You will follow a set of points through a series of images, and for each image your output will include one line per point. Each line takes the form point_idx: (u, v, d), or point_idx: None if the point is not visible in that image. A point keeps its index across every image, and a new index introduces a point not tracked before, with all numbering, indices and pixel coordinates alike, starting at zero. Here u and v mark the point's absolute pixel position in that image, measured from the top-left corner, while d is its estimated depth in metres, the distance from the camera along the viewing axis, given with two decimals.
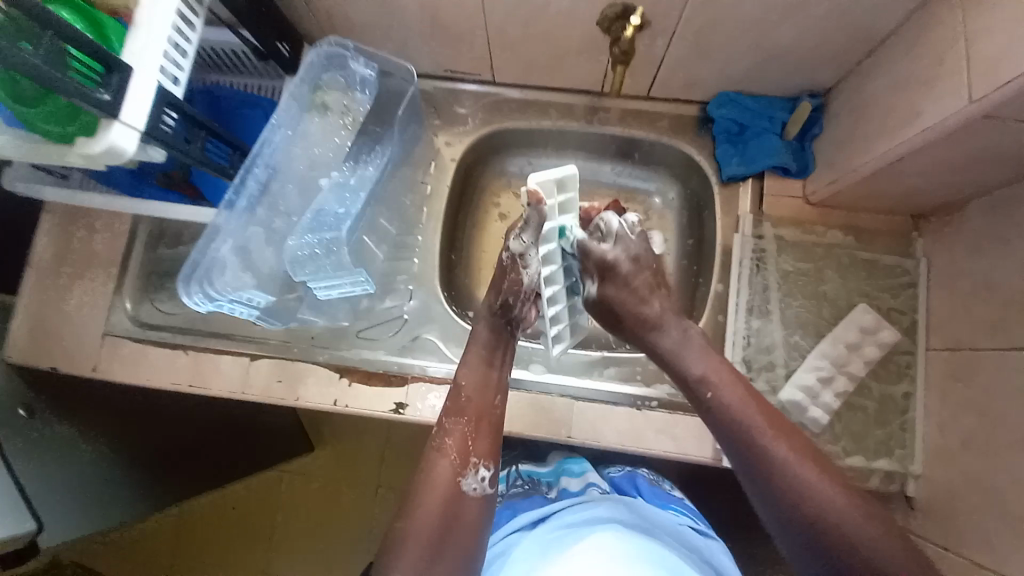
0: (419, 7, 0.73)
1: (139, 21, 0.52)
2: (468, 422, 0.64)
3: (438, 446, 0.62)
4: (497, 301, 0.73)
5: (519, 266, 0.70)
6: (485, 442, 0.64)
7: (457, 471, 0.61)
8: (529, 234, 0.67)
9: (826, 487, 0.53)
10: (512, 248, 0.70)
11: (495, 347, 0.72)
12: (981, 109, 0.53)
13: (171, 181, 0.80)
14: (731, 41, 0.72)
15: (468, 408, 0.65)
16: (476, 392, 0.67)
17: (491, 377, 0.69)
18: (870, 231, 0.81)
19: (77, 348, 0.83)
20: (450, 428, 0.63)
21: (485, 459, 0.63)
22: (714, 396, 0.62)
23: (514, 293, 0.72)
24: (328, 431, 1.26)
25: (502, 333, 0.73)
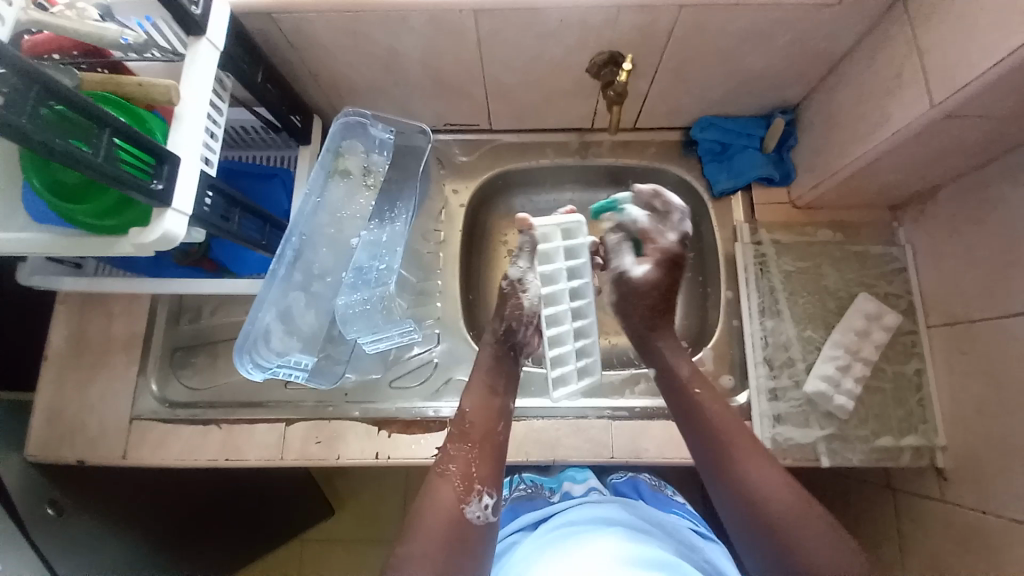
0: (423, 73, 0.79)
1: (181, 116, 0.55)
2: (472, 447, 0.66)
3: (443, 472, 0.64)
4: (502, 327, 0.75)
5: (519, 290, 0.75)
6: (489, 468, 0.65)
7: (461, 497, 0.62)
8: (525, 259, 0.76)
9: (778, 485, 0.59)
10: (511, 274, 0.76)
11: (496, 374, 0.73)
12: (942, 110, 0.61)
13: (191, 258, 0.79)
14: (708, 74, 0.80)
15: (472, 432, 0.67)
16: (480, 417, 0.68)
17: (495, 402, 0.70)
18: (856, 226, 0.88)
19: (103, 436, 0.81)
20: (455, 454, 0.65)
21: (489, 485, 0.64)
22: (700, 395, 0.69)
23: (518, 317, 0.75)
24: (347, 491, 1.22)
25: (506, 356, 0.75)
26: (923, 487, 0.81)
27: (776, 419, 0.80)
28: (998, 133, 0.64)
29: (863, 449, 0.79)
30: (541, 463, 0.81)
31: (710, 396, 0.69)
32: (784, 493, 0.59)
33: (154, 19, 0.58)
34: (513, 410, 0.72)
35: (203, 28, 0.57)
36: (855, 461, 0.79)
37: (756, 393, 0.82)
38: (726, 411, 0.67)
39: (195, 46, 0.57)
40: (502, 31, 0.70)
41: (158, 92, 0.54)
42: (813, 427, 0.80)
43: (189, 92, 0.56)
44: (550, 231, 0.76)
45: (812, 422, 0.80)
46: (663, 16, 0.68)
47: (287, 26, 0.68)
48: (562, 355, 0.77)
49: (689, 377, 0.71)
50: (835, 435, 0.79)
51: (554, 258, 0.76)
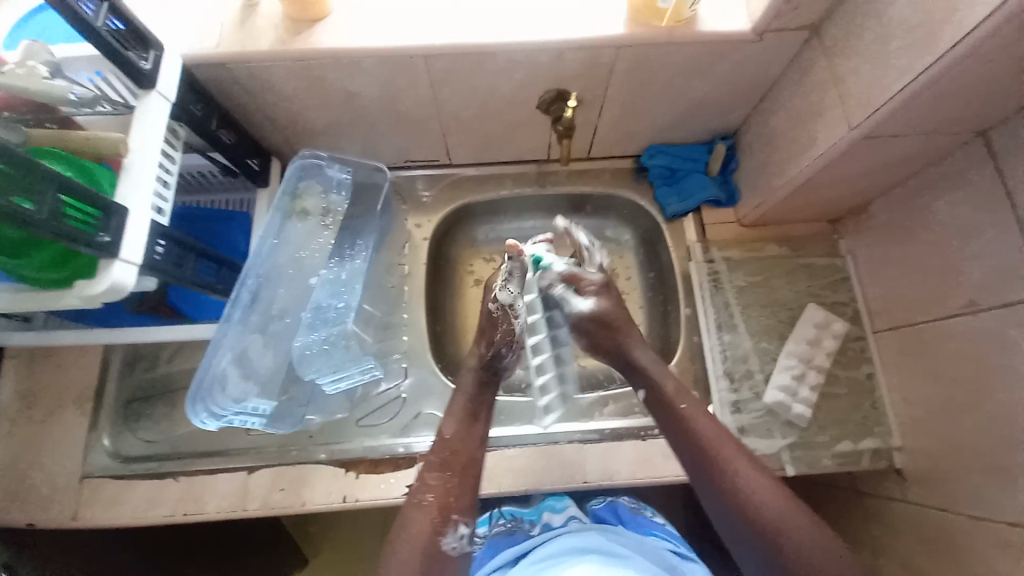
0: (380, 113, 0.81)
1: (131, 166, 0.55)
2: (450, 476, 0.66)
3: (420, 503, 0.63)
4: (489, 352, 0.78)
5: (512, 315, 0.79)
6: (467, 496, 0.65)
7: (438, 528, 0.62)
8: (514, 284, 0.78)
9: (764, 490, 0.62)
10: (501, 299, 0.79)
11: (477, 398, 0.74)
12: (860, 132, 0.66)
13: (147, 305, 0.77)
14: (652, 105, 0.85)
15: (452, 461, 0.67)
16: (460, 444, 0.69)
17: (476, 430, 0.71)
18: (800, 240, 0.93)
19: (53, 497, 0.77)
20: (432, 483, 0.65)
21: (466, 514, 0.64)
22: (688, 412, 0.70)
23: (508, 342, 0.78)
24: (320, 535, 1.18)
25: (490, 381, 0.77)
26: (887, 488, 0.84)
27: (741, 432, 0.82)
28: (913, 150, 0.71)
29: (825, 455, 0.81)
30: (515, 492, 0.80)
31: (704, 412, 0.70)
32: (767, 493, 0.61)
33: (105, 73, 0.62)
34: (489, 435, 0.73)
35: (154, 81, 0.58)
36: (819, 467, 0.81)
37: (720, 406, 0.84)
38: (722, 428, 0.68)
39: (145, 99, 0.58)
40: (454, 73, 0.74)
41: (107, 145, 0.55)
42: (776, 436, 0.82)
43: (138, 142, 0.56)
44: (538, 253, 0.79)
45: (775, 431, 0.82)
46: (604, 55, 0.73)
47: (242, 75, 0.70)
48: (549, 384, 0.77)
49: (675, 390, 0.72)
50: (798, 443, 0.82)
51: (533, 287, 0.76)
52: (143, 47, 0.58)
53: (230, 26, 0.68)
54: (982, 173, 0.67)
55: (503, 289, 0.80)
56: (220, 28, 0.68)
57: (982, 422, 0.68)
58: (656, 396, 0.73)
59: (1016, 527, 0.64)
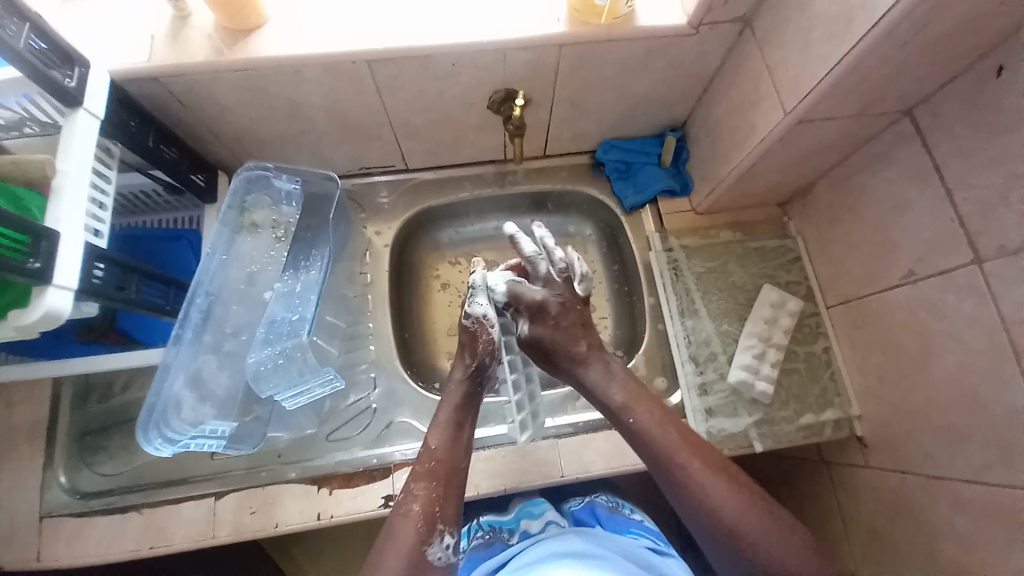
0: (328, 122, 0.80)
1: (60, 189, 0.53)
2: (436, 485, 0.64)
3: (405, 513, 0.62)
4: (474, 363, 0.75)
5: (487, 326, 0.76)
6: (453, 506, 0.64)
7: (423, 538, 0.60)
8: (483, 297, 0.79)
9: (724, 493, 0.60)
10: (473, 313, 0.77)
11: (462, 410, 0.73)
12: (795, 117, 0.69)
13: (95, 332, 0.74)
14: (601, 102, 0.87)
15: (437, 470, 0.65)
16: (446, 454, 0.67)
17: (461, 441, 0.69)
18: (751, 224, 0.97)
19: (3, 544, 0.72)
20: (418, 492, 0.63)
21: (450, 524, 0.62)
22: (635, 420, 0.69)
23: (491, 351, 0.76)
24: (306, 557, 1.14)
25: (474, 397, 0.74)
26: (850, 456, 0.87)
27: (709, 413, 0.84)
28: (845, 132, 0.74)
29: (789, 429, 0.84)
30: (493, 494, 0.80)
31: (657, 414, 0.68)
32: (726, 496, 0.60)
33: (32, 95, 0.57)
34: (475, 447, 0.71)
35: (80, 100, 0.56)
36: (784, 441, 0.83)
37: (687, 391, 0.86)
38: (666, 422, 0.67)
39: (71, 118, 0.56)
40: (399, 78, 0.74)
41: (35, 167, 0.54)
42: (743, 415, 0.84)
43: (67, 164, 0.54)
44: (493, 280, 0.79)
45: (741, 410, 0.85)
46: (547, 55, 0.74)
47: (178, 88, 0.68)
48: (522, 400, 0.84)
49: (622, 404, 0.70)
50: (763, 420, 0.84)
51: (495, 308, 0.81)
52: (66, 66, 0.55)
53: (160, 40, 0.66)
54: (910, 151, 0.70)
55: (473, 305, 0.78)
56: (149, 42, 0.66)
57: (930, 386, 0.72)
58: (609, 407, 0.72)
59: (970, 483, 0.67)
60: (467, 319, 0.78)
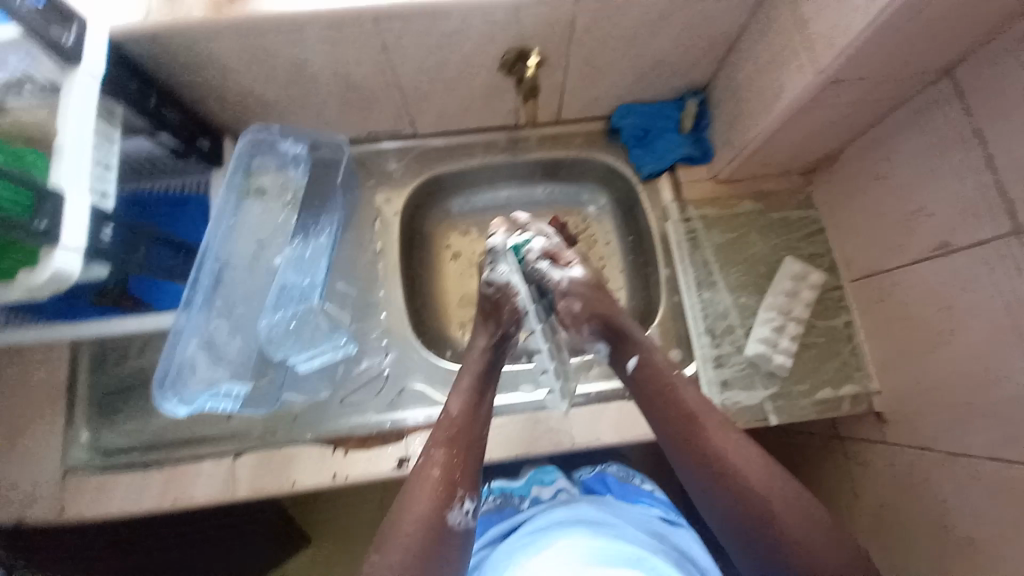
0: (335, 84, 0.77)
1: (61, 148, 0.52)
2: (455, 452, 0.64)
3: (424, 476, 0.62)
4: (497, 333, 0.77)
5: (512, 293, 0.78)
6: (471, 472, 0.64)
7: (443, 502, 0.60)
8: (507, 261, 0.79)
9: (755, 473, 0.61)
10: (495, 281, 0.79)
11: (479, 376, 0.73)
12: (827, 75, 0.65)
13: (109, 298, 0.71)
14: (619, 62, 0.82)
15: (455, 437, 0.66)
16: (466, 422, 0.67)
17: (480, 410, 0.69)
18: (773, 194, 0.93)
19: (28, 501, 0.74)
20: (437, 458, 0.64)
21: (470, 490, 0.63)
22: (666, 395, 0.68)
23: (516, 320, 0.77)
24: (321, 518, 1.17)
25: (491, 370, 0.74)
26: (866, 431, 0.85)
27: (723, 385, 0.83)
28: (881, 92, 0.69)
29: (805, 403, 0.82)
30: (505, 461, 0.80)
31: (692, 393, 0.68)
32: (754, 475, 0.61)
33: (34, 53, 0.52)
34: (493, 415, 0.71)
35: (78, 56, 0.54)
36: (800, 415, 0.82)
37: (702, 362, 0.84)
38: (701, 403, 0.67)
39: (70, 74, 0.54)
40: (407, 36, 0.70)
41: None
42: (758, 388, 0.83)
43: (69, 122, 0.53)
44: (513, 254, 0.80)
45: (757, 383, 0.83)
46: (563, 10, 0.70)
47: (178, 46, 0.66)
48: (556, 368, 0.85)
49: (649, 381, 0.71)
50: (779, 393, 0.83)
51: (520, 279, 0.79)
52: (63, 20, 0.53)
53: None
54: (950, 113, 0.66)
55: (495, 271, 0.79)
56: None
57: (955, 361, 0.69)
58: (631, 379, 0.72)
59: (991, 460, 0.65)
60: (489, 287, 0.80)
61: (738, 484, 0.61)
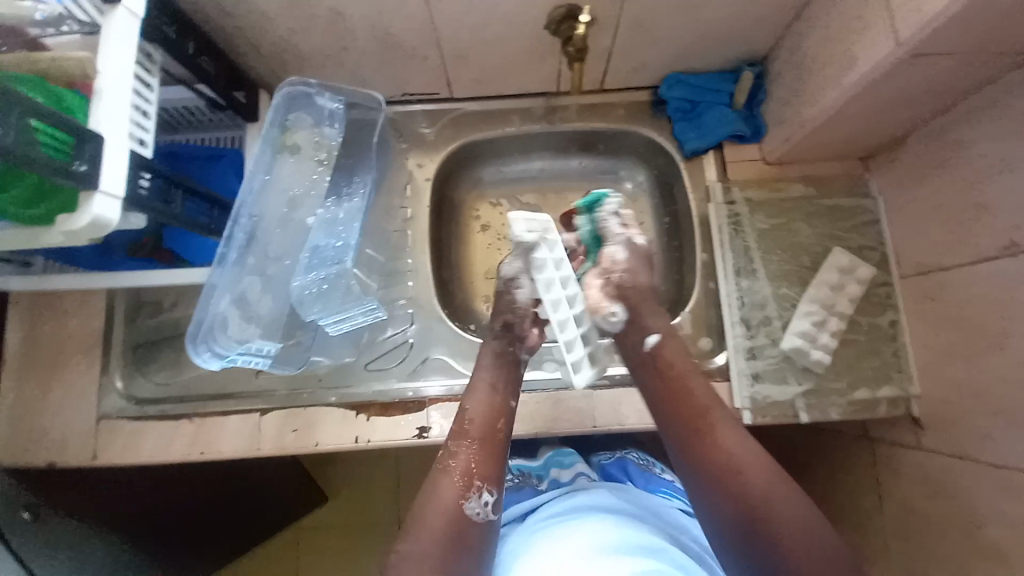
0: (373, 39, 0.74)
1: (101, 91, 0.51)
2: (472, 444, 0.64)
3: (443, 468, 0.62)
4: (498, 323, 0.72)
5: (512, 288, 0.70)
6: (490, 464, 0.63)
7: (462, 494, 0.60)
8: (518, 258, 0.69)
9: (755, 478, 0.58)
10: (502, 271, 0.71)
11: (496, 370, 0.70)
12: (908, 48, 0.59)
13: (145, 250, 0.75)
14: (673, 25, 0.77)
15: (472, 430, 0.65)
16: (483, 414, 0.66)
17: (498, 401, 0.67)
18: (827, 180, 0.87)
19: (67, 440, 0.78)
20: (455, 450, 0.63)
21: (489, 482, 0.62)
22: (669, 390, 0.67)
23: (522, 316, 0.71)
24: (338, 478, 1.20)
25: (505, 354, 0.71)
26: (899, 436, 0.81)
27: (754, 378, 0.80)
28: (965, 71, 0.63)
29: (839, 402, 0.79)
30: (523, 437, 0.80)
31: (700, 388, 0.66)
32: (750, 478, 0.58)
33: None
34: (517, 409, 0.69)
35: None
36: (832, 414, 0.79)
37: (734, 352, 0.81)
38: (707, 400, 0.65)
39: (110, 15, 0.53)
40: None
41: (74, 66, 0.51)
42: (791, 383, 0.80)
43: (106, 64, 0.52)
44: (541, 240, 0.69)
45: (790, 378, 0.80)
46: None
47: None
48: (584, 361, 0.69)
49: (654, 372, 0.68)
50: (813, 390, 0.80)
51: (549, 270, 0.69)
52: None
53: None
54: None
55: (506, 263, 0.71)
56: None
57: (1006, 369, 0.65)
58: (635, 362, 0.70)
59: None
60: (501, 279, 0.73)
61: (732, 478, 0.59)
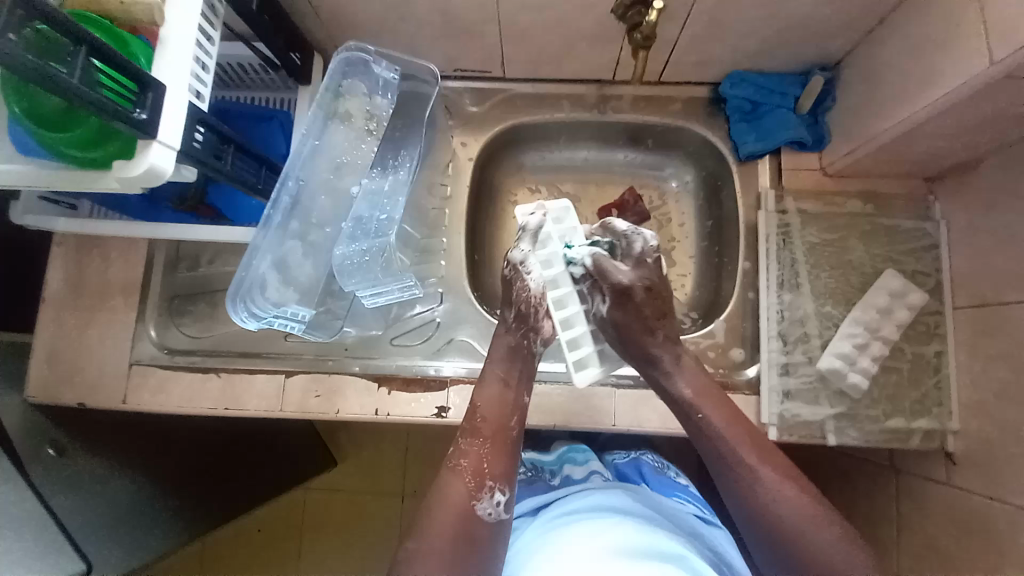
0: (432, 8, 0.72)
1: (167, 40, 0.52)
2: (484, 442, 0.62)
3: (454, 467, 0.61)
4: (512, 313, 0.71)
5: (523, 273, 0.70)
6: (502, 463, 0.62)
7: (473, 494, 0.59)
8: (526, 241, 0.72)
9: (797, 503, 0.57)
10: (512, 258, 0.72)
11: (509, 362, 0.69)
12: (1003, 67, 0.54)
13: (187, 204, 0.75)
14: (745, 20, 0.73)
15: (483, 427, 0.63)
16: (494, 412, 0.65)
17: (508, 397, 0.66)
18: (887, 197, 0.82)
19: (101, 381, 0.80)
20: (466, 448, 0.62)
21: (501, 481, 0.60)
22: (705, 416, 0.65)
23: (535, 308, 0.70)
24: (349, 444, 1.21)
25: (519, 348, 0.70)
26: (929, 470, 0.78)
27: (785, 395, 0.78)
28: None
29: (871, 429, 0.77)
30: (542, 428, 0.80)
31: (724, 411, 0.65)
32: (793, 504, 0.57)
33: None
34: (529, 406, 0.67)
35: None
36: (862, 440, 0.77)
37: (767, 367, 0.79)
38: (735, 420, 0.64)
39: None
40: None
41: (140, 11, 0.51)
42: (823, 405, 0.77)
43: (174, 13, 0.52)
44: (547, 234, 0.74)
45: (822, 399, 0.78)
46: None
47: None
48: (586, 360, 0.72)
49: (690, 398, 0.66)
50: (845, 414, 0.77)
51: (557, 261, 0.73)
52: None
53: None
54: None
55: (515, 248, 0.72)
56: None
57: None
58: (673, 400, 0.68)
59: None
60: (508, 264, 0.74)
61: (774, 521, 0.57)
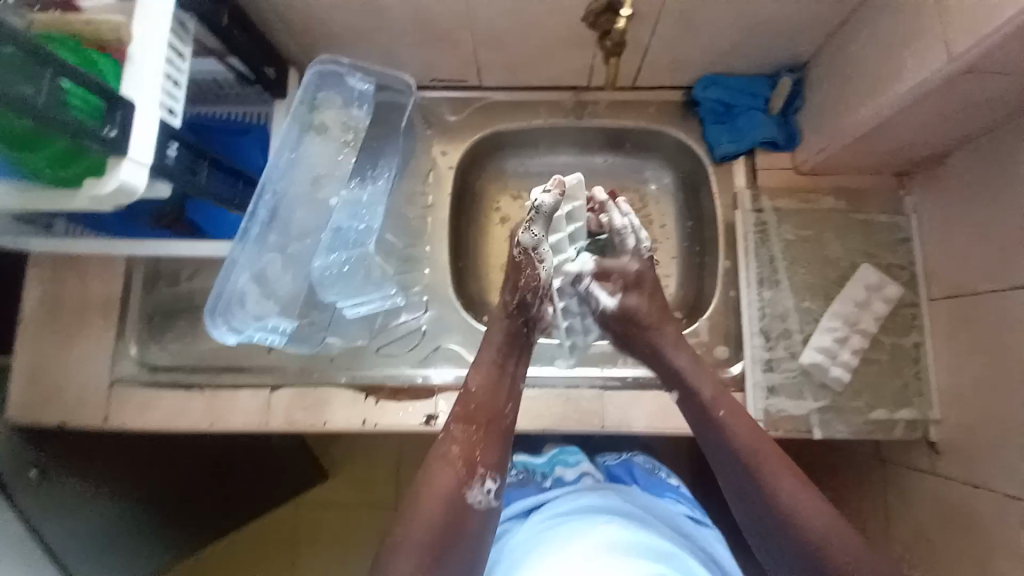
0: (408, 20, 0.73)
1: (135, 56, 0.52)
2: (476, 429, 0.62)
3: (444, 454, 0.60)
4: (514, 300, 0.70)
5: (535, 260, 0.68)
6: (493, 451, 0.61)
7: (463, 480, 0.58)
8: (539, 225, 0.65)
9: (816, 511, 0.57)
10: (523, 242, 0.68)
11: (502, 351, 0.68)
12: (963, 63, 0.56)
13: (164, 219, 0.73)
14: (715, 24, 0.75)
15: (476, 415, 0.63)
16: (487, 398, 0.64)
17: (503, 384, 0.66)
18: (860, 192, 0.84)
19: (80, 403, 0.78)
20: (457, 435, 0.61)
21: (493, 470, 0.60)
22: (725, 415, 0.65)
23: (535, 291, 0.69)
24: (341, 459, 1.19)
25: (518, 336, 0.70)
26: (914, 459, 0.80)
27: (770, 390, 0.79)
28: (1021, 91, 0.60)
29: (855, 421, 0.78)
30: (531, 432, 0.79)
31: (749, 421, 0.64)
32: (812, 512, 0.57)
33: None
34: (521, 393, 0.68)
35: None
36: (848, 431, 0.78)
37: (752, 363, 0.80)
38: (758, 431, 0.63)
39: None
40: None
41: (108, 29, 0.51)
42: (807, 399, 0.78)
43: (142, 30, 0.52)
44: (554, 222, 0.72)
45: (806, 393, 0.79)
46: None
47: None
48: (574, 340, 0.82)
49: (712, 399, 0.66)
50: (830, 406, 0.78)
51: (564, 249, 0.73)
52: None
53: None
54: None
55: (525, 230, 0.67)
56: None
57: None
58: (697, 406, 0.67)
59: None
60: (517, 247, 0.70)
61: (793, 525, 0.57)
